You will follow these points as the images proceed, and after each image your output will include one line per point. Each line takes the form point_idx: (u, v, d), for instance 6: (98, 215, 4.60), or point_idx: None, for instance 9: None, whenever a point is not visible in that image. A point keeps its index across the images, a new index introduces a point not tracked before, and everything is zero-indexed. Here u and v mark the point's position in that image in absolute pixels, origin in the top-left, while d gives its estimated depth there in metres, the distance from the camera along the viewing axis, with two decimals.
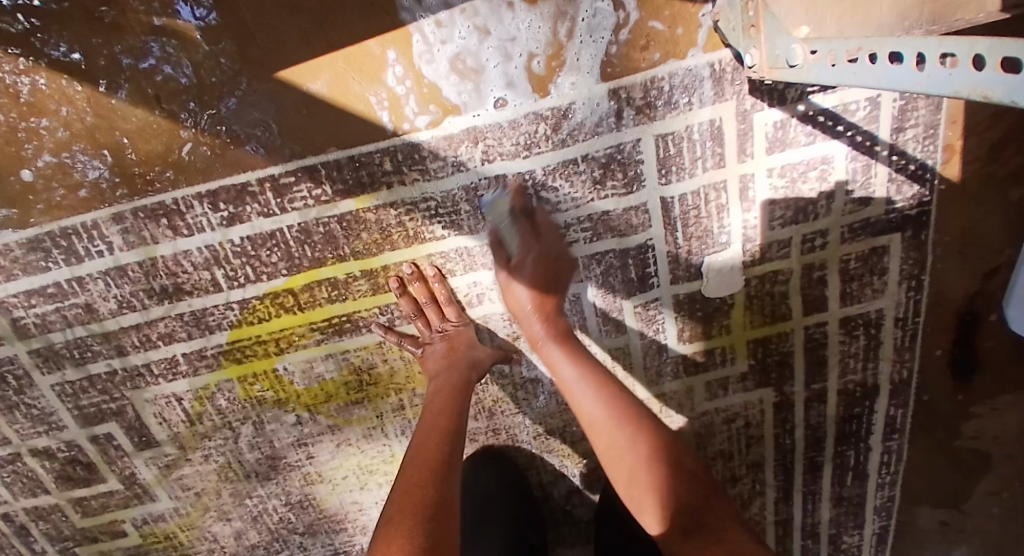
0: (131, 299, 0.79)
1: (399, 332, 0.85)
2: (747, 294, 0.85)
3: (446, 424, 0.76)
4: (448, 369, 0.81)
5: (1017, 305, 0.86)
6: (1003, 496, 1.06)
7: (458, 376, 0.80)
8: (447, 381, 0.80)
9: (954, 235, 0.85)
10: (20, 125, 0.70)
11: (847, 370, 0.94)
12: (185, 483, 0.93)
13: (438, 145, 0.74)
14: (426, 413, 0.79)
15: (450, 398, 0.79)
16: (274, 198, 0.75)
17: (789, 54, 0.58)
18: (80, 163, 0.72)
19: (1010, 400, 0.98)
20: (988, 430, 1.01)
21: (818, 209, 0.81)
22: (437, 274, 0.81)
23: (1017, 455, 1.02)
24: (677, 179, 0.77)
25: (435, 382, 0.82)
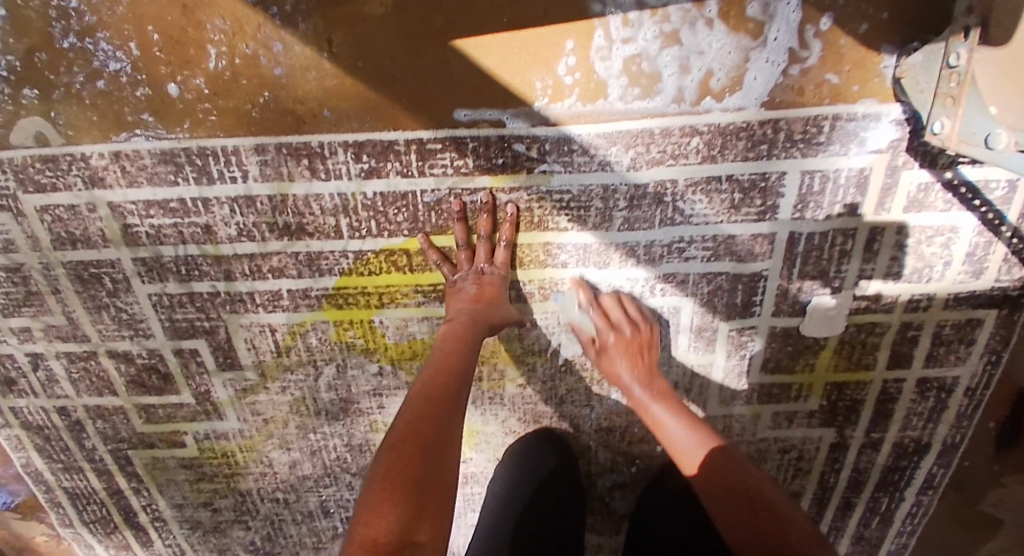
0: (252, 229, 0.79)
1: (443, 254, 0.81)
2: (842, 340, 0.88)
3: (456, 369, 0.73)
4: (626, 332, 0.81)
5: None
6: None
7: (473, 328, 0.77)
8: (465, 330, 0.77)
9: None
10: (148, 26, 0.68)
11: (907, 426, 0.98)
12: (257, 408, 0.95)
13: (591, 143, 0.73)
14: (431, 360, 0.74)
15: (456, 347, 0.75)
16: (416, 160, 0.74)
17: (991, 138, 0.59)
18: (153, 58, 0.70)
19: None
20: (1013, 503, 1.06)
21: (932, 272, 0.83)
22: (512, 214, 0.77)
23: None
24: (809, 217, 0.78)
25: (449, 327, 0.78)
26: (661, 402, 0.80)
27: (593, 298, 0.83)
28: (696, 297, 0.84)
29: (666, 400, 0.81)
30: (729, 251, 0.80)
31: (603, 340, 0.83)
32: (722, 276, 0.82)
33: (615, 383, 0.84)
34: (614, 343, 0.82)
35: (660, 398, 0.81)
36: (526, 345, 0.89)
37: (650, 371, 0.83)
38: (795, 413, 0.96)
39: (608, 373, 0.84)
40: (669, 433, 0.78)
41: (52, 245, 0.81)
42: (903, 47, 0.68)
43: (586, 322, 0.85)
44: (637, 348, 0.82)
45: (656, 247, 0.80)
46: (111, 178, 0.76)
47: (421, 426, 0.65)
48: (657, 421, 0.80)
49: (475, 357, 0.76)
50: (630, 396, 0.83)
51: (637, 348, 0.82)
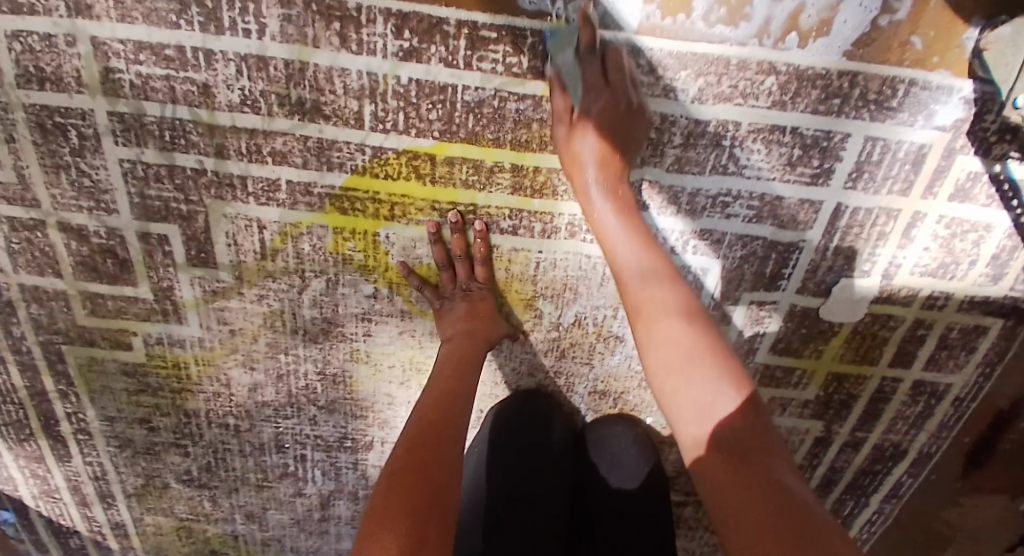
0: (258, 98, 0.69)
1: (441, 240, 0.78)
2: (854, 328, 0.86)
3: (460, 387, 0.74)
4: (616, 92, 0.67)
5: None
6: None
7: (473, 345, 0.78)
8: (469, 345, 0.78)
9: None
10: None
11: (891, 428, 0.97)
12: (224, 317, 0.84)
13: (660, 61, 0.67)
14: (434, 380, 0.75)
15: (460, 364, 0.77)
16: (465, 48, 0.65)
17: None
18: None
19: (994, 502, 1.03)
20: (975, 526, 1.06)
21: (958, 270, 0.82)
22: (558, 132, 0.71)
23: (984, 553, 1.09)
24: (860, 189, 0.75)
25: (449, 345, 0.79)
26: (661, 278, 0.65)
27: (586, 84, 0.66)
28: (727, 258, 0.80)
29: (626, 202, 0.70)
30: (773, 212, 0.76)
31: (571, 152, 0.68)
32: (759, 240, 0.79)
33: (570, 172, 0.70)
34: (599, 109, 0.66)
35: (628, 206, 0.70)
36: (538, 288, 0.82)
37: (622, 172, 0.70)
38: (790, 401, 0.94)
39: (566, 154, 0.69)
40: (687, 393, 0.59)
41: (14, 81, 0.69)
42: (992, 19, 0.65)
43: (573, 80, 0.67)
44: (620, 106, 0.67)
45: (700, 196, 0.75)
46: (99, 7, 0.64)
47: (426, 443, 0.63)
48: (636, 288, 0.66)
49: (475, 381, 0.76)
50: (590, 207, 0.70)
51: (624, 115, 0.68)
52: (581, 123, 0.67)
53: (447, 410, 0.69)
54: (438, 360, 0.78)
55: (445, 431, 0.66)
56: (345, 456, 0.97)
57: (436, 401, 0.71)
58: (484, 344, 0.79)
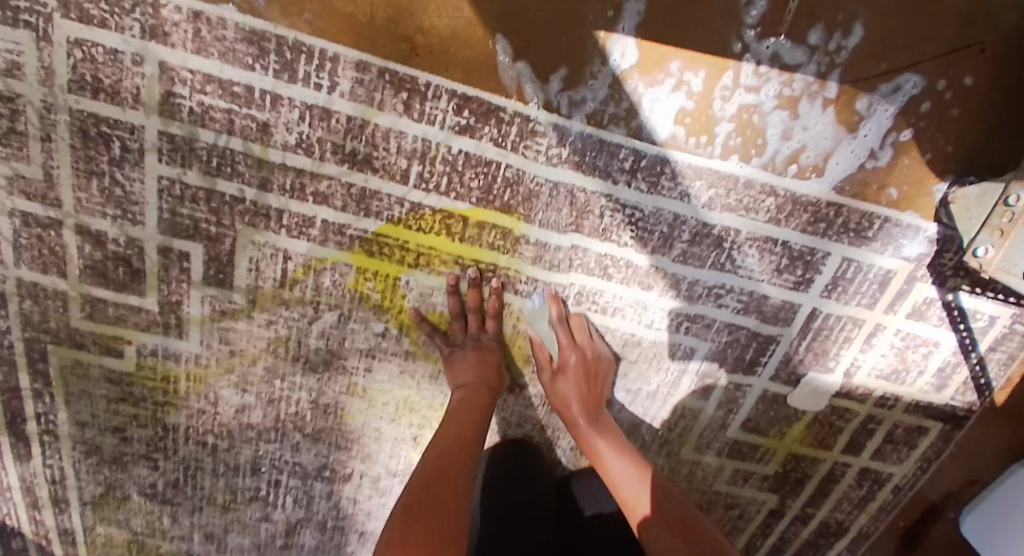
0: (314, 144, 0.72)
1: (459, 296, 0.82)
2: (815, 417, 0.95)
3: (466, 440, 0.75)
4: (582, 351, 0.83)
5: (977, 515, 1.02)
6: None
7: (484, 394, 0.81)
8: (476, 395, 0.80)
9: (964, 443, 0.99)
10: None
11: (837, 507, 1.04)
12: (227, 337, 0.85)
13: (682, 170, 0.75)
14: (444, 422, 0.79)
15: (472, 412, 0.79)
16: (515, 134, 0.72)
17: None
18: None
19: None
20: None
21: (908, 375, 0.92)
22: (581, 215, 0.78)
23: None
24: (834, 299, 0.85)
25: (460, 392, 0.81)
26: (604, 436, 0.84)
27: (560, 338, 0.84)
28: (712, 344, 0.88)
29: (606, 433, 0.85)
30: (758, 309, 0.85)
31: (557, 394, 0.85)
32: (743, 331, 0.87)
33: (561, 411, 0.86)
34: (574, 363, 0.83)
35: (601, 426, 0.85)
36: (539, 348, 0.88)
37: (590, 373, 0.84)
38: (751, 473, 1.00)
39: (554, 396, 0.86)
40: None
41: (67, 85, 0.70)
42: (961, 177, 0.76)
43: (547, 339, 0.86)
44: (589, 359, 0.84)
45: (698, 287, 0.83)
46: (177, 36, 0.67)
47: (440, 492, 0.67)
48: (600, 452, 0.83)
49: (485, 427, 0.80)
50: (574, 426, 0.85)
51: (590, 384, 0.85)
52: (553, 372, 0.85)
53: (451, 461, 0.72)
54: (448, 410, 0.80)
55: (461, 477, 0.70)
56: (321, 485, 0.99)
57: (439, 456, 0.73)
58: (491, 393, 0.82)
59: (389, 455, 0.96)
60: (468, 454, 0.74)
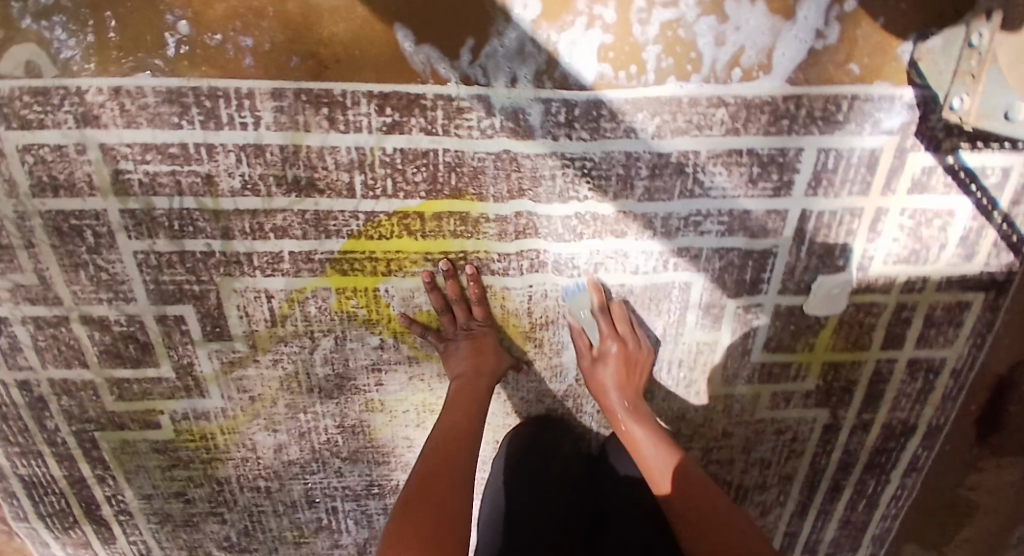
0: (258, 182, 0.75)
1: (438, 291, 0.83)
2: (841, 319, 0.89)
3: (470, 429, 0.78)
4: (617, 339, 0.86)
5: None
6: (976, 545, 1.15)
7: (481, 381, 0.84)
8: (472, 384, 0.83)
9: (1018, 308, 0.92)
10: None
11: (896, 406, 0.98)
12: (244, 384, 0.89)
13: (620, 108, 0.73)
14: (447, 411, 0.81)
15: (471, 401, 0.82)
16: (443, 118, 0.72)
17: (1011, 107, 0.64)
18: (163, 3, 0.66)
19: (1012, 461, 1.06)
20: (986, 482, 1.08)
21: (930, 253, 0.85)
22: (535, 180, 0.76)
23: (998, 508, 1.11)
24: (821, 195, 0.80)
25: (457, 383, 0.84)
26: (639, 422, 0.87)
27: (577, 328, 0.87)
28: (707, 272, 0.85)
29: (643, 420, 0.87)
30: (743, 226, 0.81)
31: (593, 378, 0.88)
32: (734, 252, 0.84)
33: (598, 396, 0.89)
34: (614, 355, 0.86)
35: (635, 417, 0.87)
36: (533, 319, 0.88)
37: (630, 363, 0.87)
38: (792, 393, 0.96)
39: (590, 381, 0.89)
40: None
41: (29, 191, 0.76)
42: (922, 32, 0.70)
43: (590, 328, 0.87)
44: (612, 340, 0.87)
45: (673, 220, 0.81)
46: (105, 117, 0.71)
47: (440, 477, 0.69)
48: (634, 438, 0.86)
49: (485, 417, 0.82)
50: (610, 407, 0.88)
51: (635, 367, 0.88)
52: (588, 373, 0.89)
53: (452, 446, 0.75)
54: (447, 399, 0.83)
55: (462, 459, 0.73)
56: (375, 502, 1.01)
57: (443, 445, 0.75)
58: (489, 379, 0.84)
59: None
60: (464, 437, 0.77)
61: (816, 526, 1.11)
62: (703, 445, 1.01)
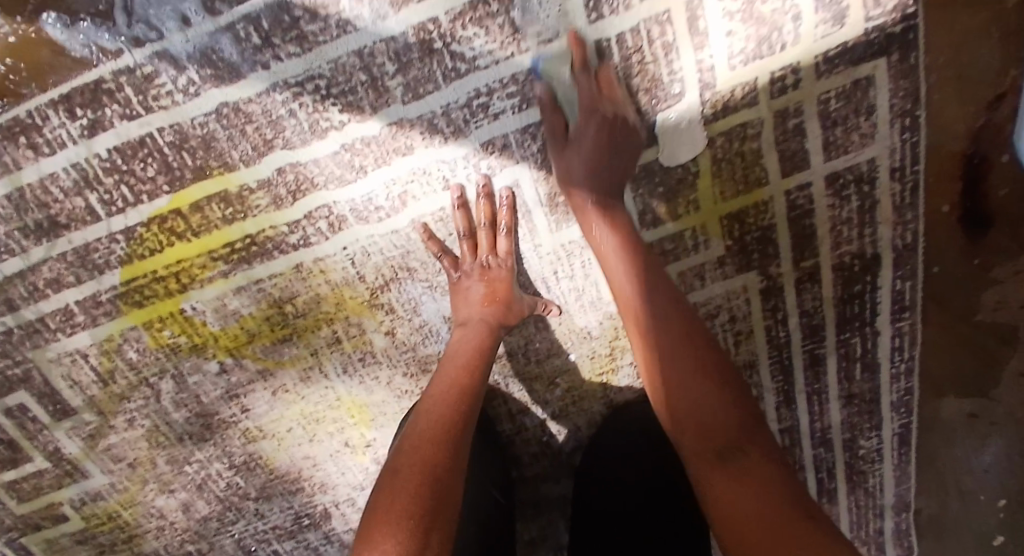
0: (8, 241, 0.69)
1: (246, 291, 0.74)
2: (714, 157, 0.72)
3: (418, 436, 0.62)
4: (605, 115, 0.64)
5: None
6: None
7: (488, 331, 0.73)
8: (472, 334, 0.72)
9: (946, 55, 0.70)
10: None
11: (840, 240, 0.79)
12: (116, 454, 0.83)
13: (316, 1, 0.60)
14: (444, 364, 0.71)
15: (475, 354, 0.71)
16: (135, 94, 0.63)
17: None
18: None
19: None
20: (1014, 297, 0.85)
21: (784, 35, 0.66)
22: (270, 125, 0.65)
23: None
24: (613, 14, 0.63)
25: (462, 330, 0.74)
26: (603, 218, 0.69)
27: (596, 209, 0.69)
28: (529, 161, 0.70)
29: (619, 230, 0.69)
30: (538, 89, 0.66)
31: None
32: (547, 123, 0.68)
33: None
34: None
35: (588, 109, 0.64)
36: (370, 285, 0.76)
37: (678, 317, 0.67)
38: (703, 267, 0.80)
39: None
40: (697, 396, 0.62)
41: None
42: None
43: None
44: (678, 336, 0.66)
45: (455, 111, 0.66)
46: None
47: (418, 464, 0.59)
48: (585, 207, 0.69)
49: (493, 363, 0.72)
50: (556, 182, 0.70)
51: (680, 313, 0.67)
52: (477, 252, 0.73)
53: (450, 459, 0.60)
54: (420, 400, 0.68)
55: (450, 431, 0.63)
56: (313, 534, 0.93)
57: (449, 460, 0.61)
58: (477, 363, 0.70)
59: (340, 473, 0.88)
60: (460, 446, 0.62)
61: (815, 410, 0.93)
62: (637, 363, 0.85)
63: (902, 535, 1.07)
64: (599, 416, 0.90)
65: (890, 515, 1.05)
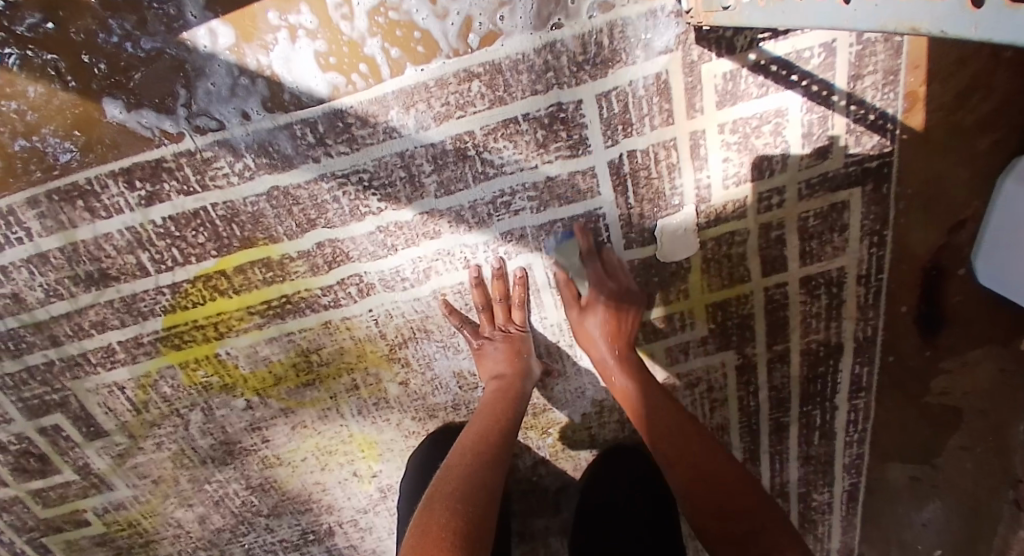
0: (58, 286, 0.78)
1: (275, 342, 0.82)
2: (704, 257, 0.82)
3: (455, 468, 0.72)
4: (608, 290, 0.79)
5: (988, 257, 0.83)
6: (977, 451, 1.02)
7: (519, 383, 0.82)
8: (510, 384, 0.82)
9: (917, 188, 0.80)
10: None
11: (809, 330, 0.89)
12: (141, 471, 0.93)
13: (367, 111, 0.69)
14: (480, 411, 0.81)
15: (507, 402, 0.80)
16: (193, 174, 0.72)
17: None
18: None
19: (980, 356, 0.94)
20: (957, 385, 0.97)
21: (774, 164, 0.76)
22: (315, 206, 0.74)
23: (990, 409, 0.99)
24: (626, 138, 0.74)
25: (497, 381, 0.82)
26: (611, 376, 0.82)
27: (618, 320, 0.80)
28: (542, 251, 0.80)
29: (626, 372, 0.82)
30: (554, 194, 0.76)
31: None
32: (559, 222, 0.78)
33: None
34: None
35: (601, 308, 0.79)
36: (390, 342, 0.84)
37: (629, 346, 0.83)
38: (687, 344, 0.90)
39: None
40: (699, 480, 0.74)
41: None
42: None
43: None
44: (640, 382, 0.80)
45: (480, 207, 0.76)
46: None
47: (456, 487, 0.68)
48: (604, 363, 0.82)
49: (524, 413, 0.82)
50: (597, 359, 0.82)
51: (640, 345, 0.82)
52: (494, 320, 0.83)
53: (484, 487, 0.69)
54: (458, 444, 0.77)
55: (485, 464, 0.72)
56: (317, 547, 1.03)
57: (483, 486, 0.69)
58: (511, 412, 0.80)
59: (346, 497, 0.97)
60: (490, 477, 0.71)
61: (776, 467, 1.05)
62: (619, 418, 0.96)
63: None
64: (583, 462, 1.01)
65: None
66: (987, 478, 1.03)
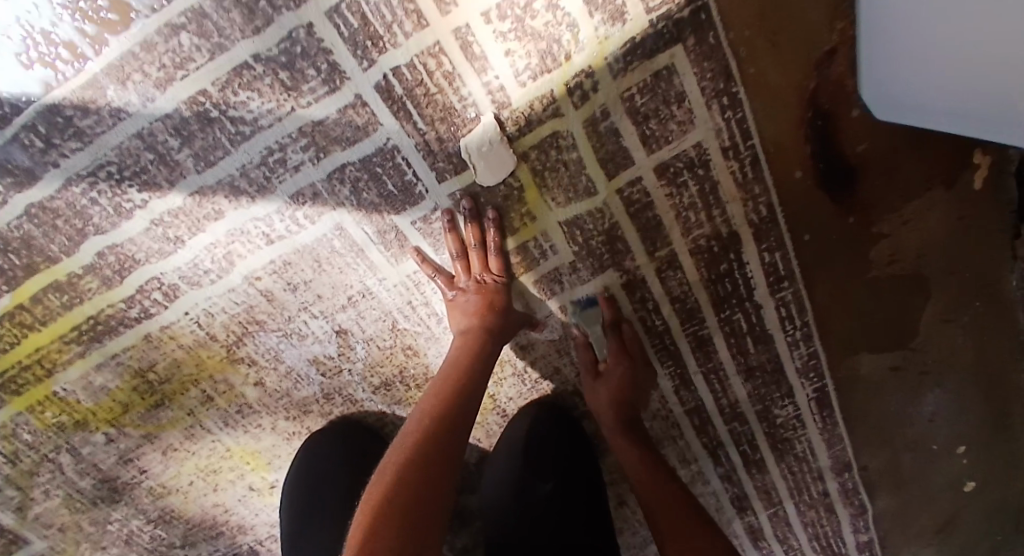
0: None
1: (106, 368, 0.77)
2: (532, 170, 0.71)
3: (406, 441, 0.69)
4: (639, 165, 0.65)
5: (872, 85, 0.67)
6: (962, 321, 0.84)
7: (481, 338, 0.76)
8: (473, 340, 0.76)
9: (755, 26, 0.64)
10: None
11: (689, 226, 0.76)
12: (45, 521, 0.89)
13: (84, 98, 0.62)
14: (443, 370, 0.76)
15: (467, 359, 0.76)
16: None
17: None
18: None
19: (925, 206, 0.76)
20: (907, 247, 0.78)
21: (566, 42, 0.64)
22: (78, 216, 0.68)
23: (959, 267, 0.80)
24: (382, 55, 0.63)
25: (461, 337, 0.77)
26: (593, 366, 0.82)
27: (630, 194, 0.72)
28: (347, 206, 0.71)
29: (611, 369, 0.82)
30: (329, 139, 0.67)
31: None
32: (350, 168, 0.69)
33: None
34: None
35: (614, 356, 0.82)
36: (224, 343, 0.77)
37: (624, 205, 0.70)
38: (559, 270, 0.79)
39: None
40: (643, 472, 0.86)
41: None
42: None
43: None
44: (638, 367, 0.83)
45: (252, 170, 0.68)
46: None
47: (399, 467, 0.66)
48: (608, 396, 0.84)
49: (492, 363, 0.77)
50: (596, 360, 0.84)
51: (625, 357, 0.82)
52: (471, 270, 0.76)
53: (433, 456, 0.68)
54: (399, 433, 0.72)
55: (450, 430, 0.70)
56: None
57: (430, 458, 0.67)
58: (472, 369, 0.75)
59: (254, 513, 0.92)
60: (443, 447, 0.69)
61: (716, 389, 0.91)
62: (516, 371, 0.88)
63: (851, 494, 1.00)
64: (495, 427, 0.94)
65: (831, 476, 0.98)
66: (986, 348, 0.85)
